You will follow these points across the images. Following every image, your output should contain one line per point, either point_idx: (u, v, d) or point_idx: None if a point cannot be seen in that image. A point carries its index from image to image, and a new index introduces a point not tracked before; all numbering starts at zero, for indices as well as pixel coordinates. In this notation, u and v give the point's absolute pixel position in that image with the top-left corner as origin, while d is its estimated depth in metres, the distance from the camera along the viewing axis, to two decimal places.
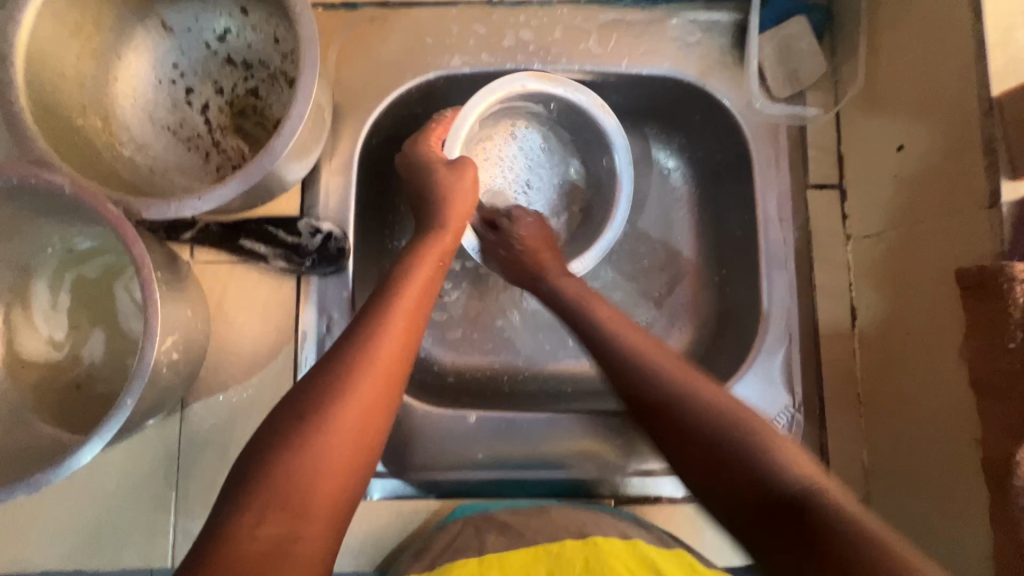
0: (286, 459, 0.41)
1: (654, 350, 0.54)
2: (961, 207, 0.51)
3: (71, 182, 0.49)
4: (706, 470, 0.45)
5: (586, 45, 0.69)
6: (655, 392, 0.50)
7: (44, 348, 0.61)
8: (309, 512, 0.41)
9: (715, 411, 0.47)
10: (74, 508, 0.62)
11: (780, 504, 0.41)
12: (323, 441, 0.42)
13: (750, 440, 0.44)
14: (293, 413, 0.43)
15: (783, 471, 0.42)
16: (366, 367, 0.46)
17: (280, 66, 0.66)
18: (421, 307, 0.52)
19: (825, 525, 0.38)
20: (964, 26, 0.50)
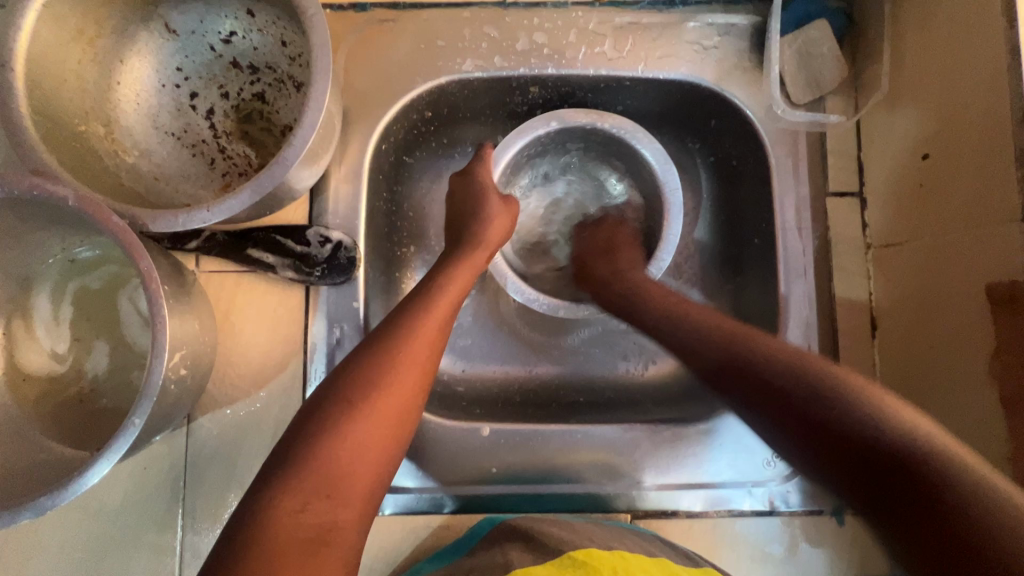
0: (329, 445, 0.43)
1: (732, 326, 0.55)
2: (991, 220, 0.50)
3: (74, 194, 0.47)
4: (802, 429, 0.46)
5: (601, 48, 0.67)
6: (751, 371, 0.50)
7: (46, 361, 0.59)
8: (346, 498, 0.43)
9: (859, 386, 0.45)
10: (77, 525, 0.60)
11: (906, 471, 0.40)
12: (362, 430, 0.45)
13: (853, 396, 0.44)
14: (339, 402, 0.45)
15: (905, 439, 0.41)
16: (403, 363, 0.48)
17: (287, 69, 0.64)
18: (454, 310, 0.54)
19: (955, 484, 0.38)
20: (997, 33, 0.48)
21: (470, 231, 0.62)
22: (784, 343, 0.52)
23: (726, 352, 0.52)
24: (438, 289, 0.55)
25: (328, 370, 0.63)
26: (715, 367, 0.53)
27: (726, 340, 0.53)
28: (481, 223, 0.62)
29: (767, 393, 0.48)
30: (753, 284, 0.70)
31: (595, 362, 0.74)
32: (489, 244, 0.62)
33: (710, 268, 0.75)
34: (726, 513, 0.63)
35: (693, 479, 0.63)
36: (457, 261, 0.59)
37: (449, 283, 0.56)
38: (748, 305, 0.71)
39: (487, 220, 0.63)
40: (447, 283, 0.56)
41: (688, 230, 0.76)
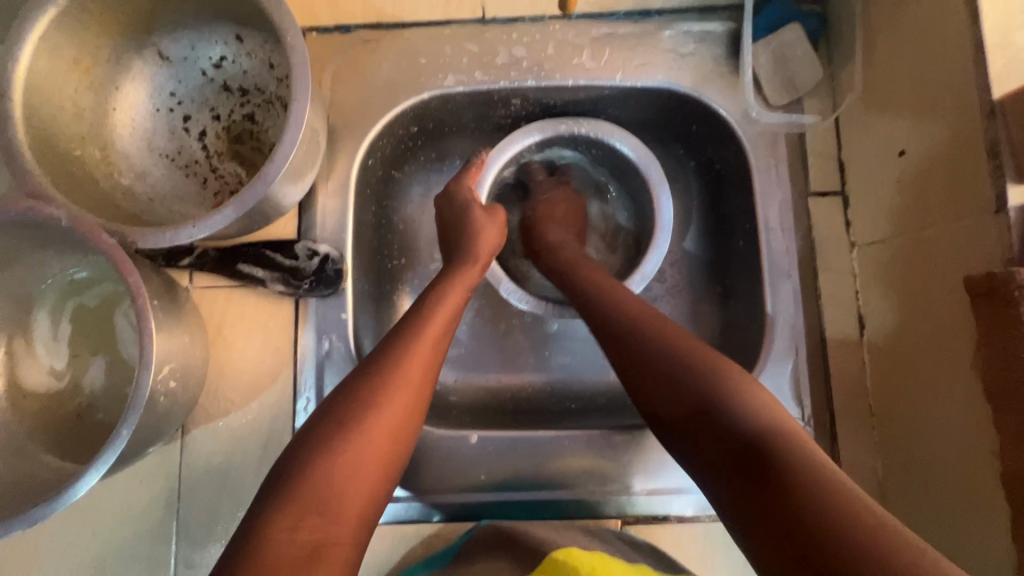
0: (326, 462, 0.44)
1: (638, 314, 0.53)
2: (967, 213, 0.49)
3: (67, 215, 0.49)
4: (690, 429, 0.45)
5: (580, 59, 0.68)
6: (635, 359, 0.50)
7: (46, 378, 0.61)
8: (342, 517, 0.43)
9: (722, 372, 0.45)
10: (74, 539, 0.61)
11: (764, 468, 0.39)
12: (358, 450, 0.45)
13: (731, 397, 0.44)
14: (332, 423, 0.46)
15: (742, 422, 0.42)
16: (396, 383, 0.49)
17: (275, 90, 0.66)
18: (446, 329, 0.55)
19: (804, 475, 0.37)
20: (962, 28, 0.49)
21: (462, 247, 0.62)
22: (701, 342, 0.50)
23: (622, 332, 0.52)
24: (431, 309, 0.55)
25: (318, 380, 0.64)
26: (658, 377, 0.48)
27: (614, 321, 0.54)
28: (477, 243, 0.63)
29: (641, 384, 0.49)
30: (740, 286, 0.70)
31: (588, 369, 0.74)
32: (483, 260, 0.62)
33: (697, 271, 0.75)
34: (718, 517, 0.62)
35: (683, 483, 0.63)
36: (451, 278, 0.59)
37: (441, 302, 0.56)
38: (735, 307, 0.71)
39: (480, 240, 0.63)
40: (438, 299, 0.56)
41: (674, 235, 0.76)
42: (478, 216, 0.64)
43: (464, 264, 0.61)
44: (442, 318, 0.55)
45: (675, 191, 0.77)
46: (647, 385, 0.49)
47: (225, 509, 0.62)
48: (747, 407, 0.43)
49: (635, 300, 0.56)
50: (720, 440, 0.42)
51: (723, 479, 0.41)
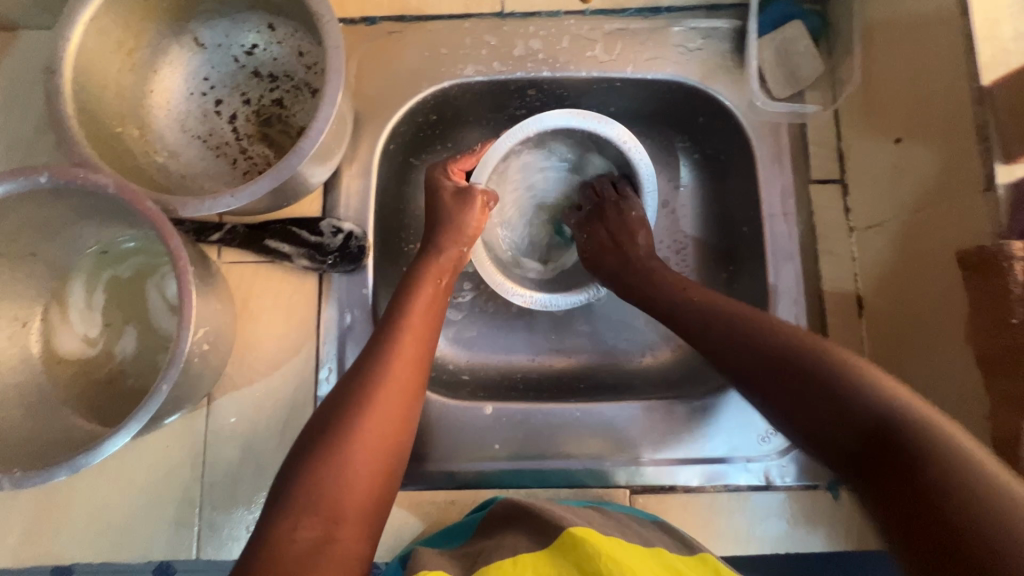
0: (324, 468, 0.46)
1: (758, 321, 0.54)
2: (959, 192, 0.53)
3: (113, 183, 0.52)
4: (813, 412, 0.46)
5: (593, 52, 0.72)
6: (760, 354, 0.52)
7: (80, 345, 0.64)
8: (342, 513, 0.45)
9: (850, 360, 0.46)
10: (101, 502, 0.63)
11: (897, 451, 0.39)
12: (353, 454, 0.47)
13: (867, 385, 0.43)
14: (317, 432, 0.48)
15: (881, 400, 0.42)
16: (378, 389, 0.51)
17: (303, 77, 0.69)
18: (424, 335, 0.57)
19: (944, 458, 0.36)
20: (953, 22, 0.53)
21: (438, 240, 0.65)
22: (799, 329, 0.52)
23: (733, 341, 0.54)
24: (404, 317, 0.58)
25: (339, 352, 0.67)
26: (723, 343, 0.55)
27: (742, 320, 0.55)
28: (453, 241, 0.65)
29: (765, 381, 0.50)
30: (744, 270, 0.73)
31: (598, 347, 0.77)
32: (455, 257, 0.65)
33: (703, 256, 0.78)
34: (723, 487, 0.64)
35: (689, 455, 0.65)
36: (427, 279, 0.62)
37: (414, 308, 0.59)
38: (739, 290, 0.74)
39: (457, 238, 0.65)
40: (414, 303, 0.59)
41: (681, 223, 0.79)
42: (447, 205, 0.66)
43: (433, 262, 0.63)
44: (418, 323, 0.57)
45: (682, 180, 0.80)
46: (752, 383, 0.52)
47: (248, 475, 0.64)
48: (881, 396, 0.42)
49: (748, 310, 0.57)
50: (858, 428, 0.42)
51: (848, 457, 0.43)
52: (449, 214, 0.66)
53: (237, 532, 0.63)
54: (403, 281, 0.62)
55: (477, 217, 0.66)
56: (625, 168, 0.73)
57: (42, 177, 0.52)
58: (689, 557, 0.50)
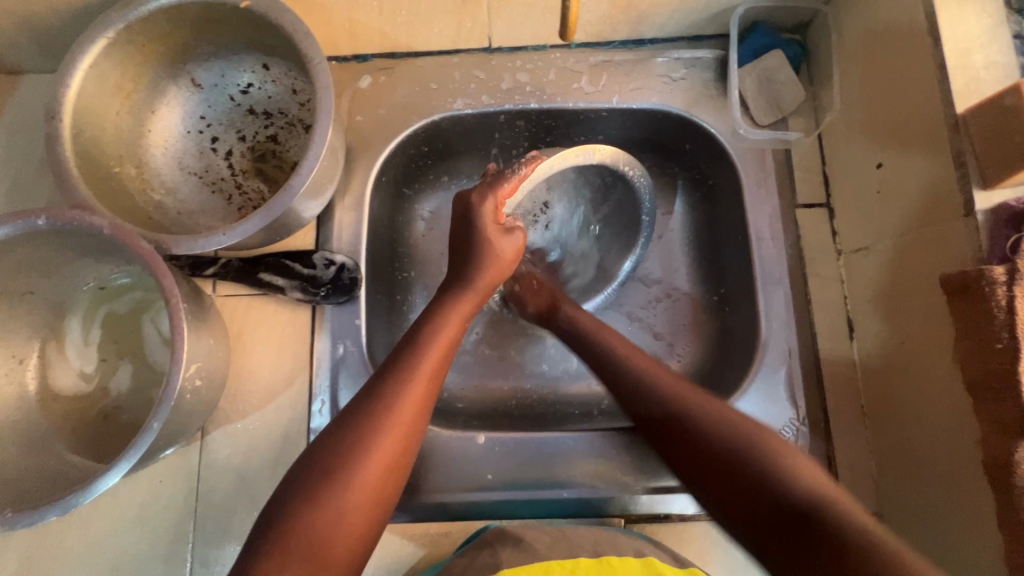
0: (316, 511, 0.45)
1: (666, 375, 0.57)
2: (940, 217, 0.53)
3: (109, 223, 0.54)
4: (711, 476, 0.48)
5: (579, 84, 0.74)
6: (676, 402, 0.54)
7: (75, 380, 0.64)
8: (329, 566, 0.44)
9: (778, 446, 0.48)
10: (95, 538, 0.63)
11: (813, 529, 0.41)
12: (349, 501, 0.46)
13: (764, 455, 0.47)
14: (315, 477, 0.46)
15: (795, 485, 0.44)
16: (384, 431, 0.49)
17: (297, 113, 0.71)
18: (440, 369, 0.54)
19: (842, 530, 0.40)
20: (926, 52, 0.54)
21: (467, 273, 0.60)
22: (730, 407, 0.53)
23: (664, 394, 0.55)
24: (423, 349, 0.54)
25: (332, 384, 0.67)
26: (660, 414, 0.54)
27: (658, 387, 0.56)
28: (477, 273, 0.60)
29: (691, 450, 0.51)
30: (734, 293, 0.74)
31: (589, 374, 0.77)
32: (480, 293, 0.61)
33: (695, 280, 0.79)
34: None
35: None
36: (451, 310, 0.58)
37: (435, 340, 0.55)
38: (731, 314, 0.74)
39: (482, 269, 0.61)
40: (436, 337, 0.55)
41: (670, 248, 0.80)
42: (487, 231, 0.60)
43: (461, 299, 0.59)
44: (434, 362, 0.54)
45: (672, 207, 0.81)
46: (675, 457, 0.52)
47: (242, 510, 0.64)
48: (797, 475, 0.45)
49: (651, 363, 0.59)
50: (770, 505, 0.44)
51: (772, 537, 0.44)
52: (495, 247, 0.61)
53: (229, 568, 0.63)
54: (425, 311, 0.58)
55: (510, 250, 0.61)
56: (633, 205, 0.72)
57: (40, 220, 0.53)
58: (679, 568, 0.53)
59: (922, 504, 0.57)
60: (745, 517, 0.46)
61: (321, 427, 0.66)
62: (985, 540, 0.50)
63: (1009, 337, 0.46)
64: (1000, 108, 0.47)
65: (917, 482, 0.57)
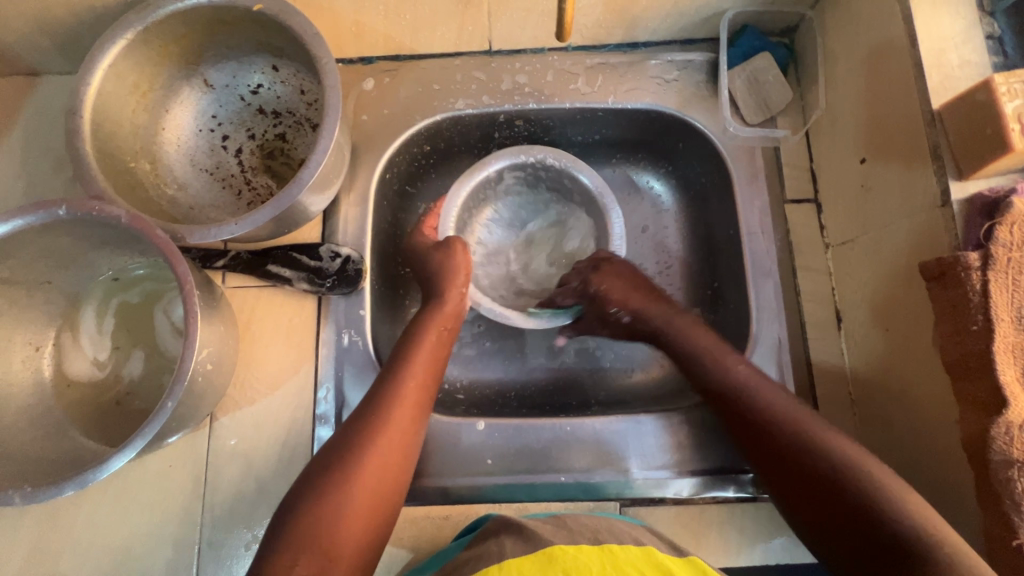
0: (327, 508, 0.49)
1: (762, 384, 0.60)
2: (919, 208, 0.56)
3: (126, 213, 0.56)
4: (804, 491, 0.53)
5: (575, 85, 0.77)
6: (789, 418, 0.56)
7: (89, 368, 0.67)
8: (338, 553, 0.48)
9: (877, 474, 0.50)
10: (105, 521, 0.65)
11: (903, 552, 0.45)
12: (354, 496, 0.50)
13: (863, 480, 0.50)
14: (320, 470, 0.51)
15: (895, 512, 0.47)
16: (381, 430, 0.54)
17: (305, 113, 0.74)
18: (430, 377, 0.60)
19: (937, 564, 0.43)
20: (904, 52, 0.57)
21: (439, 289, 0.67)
22: (836, 429, 0.55)
23: (766, 407, 0.58)
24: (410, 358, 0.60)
25: (336, 372, 0.69)
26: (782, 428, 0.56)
27: (764, 397, 0.59)
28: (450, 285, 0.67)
29: (786, 467, 0.54)
30: (727, 286, 0.76)
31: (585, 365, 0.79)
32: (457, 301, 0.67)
33: (689, 274, 0.81)
34: (712, 499, 0.66)
35: (678, 467, 0.67)
36: (432, 318, 0.65)
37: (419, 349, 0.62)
38: (723, 306, 0.76)
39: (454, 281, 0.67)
40: (421, 345, 0.62)
41: (664, 243, 0.83)
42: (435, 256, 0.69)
43: (440, 310, 0.66)
44: (423, 367, 0.60)
45: (667, 204, 0.83)
46: (761, 459, 0.57)
47: (248, 495, 0.66)
48: (901, 504, 0.48)
49: (756, 376, 0.61)
50: (864, 526, 0.48)
51: (854, 554, 0.48)
52: (435, 263, 0.68)
53: (236, 551, 0.64)
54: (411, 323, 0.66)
55: (461, 260, 0.68)
56: (581, 196, 0.78)
57: (61, 210, 0.56)
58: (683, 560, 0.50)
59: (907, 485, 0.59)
60: (830, 519, 0.50)
61: (326, 414, 0.68)
62: (966, 517, 0.52)
63: (983, 319, 0.48)
64: (972, 103, 0.49)
65: (903, 464, 0.59)
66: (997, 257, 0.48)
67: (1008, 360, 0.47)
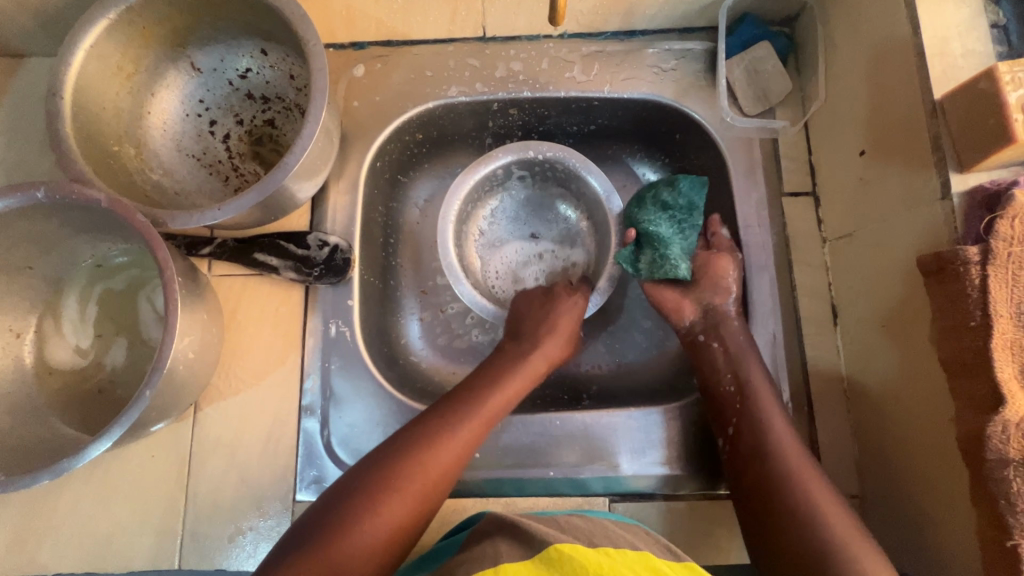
0: (345, 537, 0.51)
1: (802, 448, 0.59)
2: (918, 201, 0.55)
3: (106, 197, 0.55)
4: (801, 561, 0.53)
5: (571, 73, 0.75)
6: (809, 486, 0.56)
7: (71, 355, 0.65)
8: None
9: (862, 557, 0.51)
10: (87, 511, 0.64)
11: None
12: (376, 528, 0.52)
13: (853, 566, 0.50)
14: (351, 497, 0.53)
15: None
16: (422, 471, 0.56)
17: (294, 98, 0.73)
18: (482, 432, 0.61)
19: None
20: (906, 40, 0.55)
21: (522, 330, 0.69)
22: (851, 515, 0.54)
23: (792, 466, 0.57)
24: (471, 407, 0.61)
25: (324, 362, 0.68)
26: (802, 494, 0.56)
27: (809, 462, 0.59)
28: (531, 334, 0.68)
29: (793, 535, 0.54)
30: None
31: (578, 358, 0.78)
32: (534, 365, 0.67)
33: None
34: (702, 495, 0.65)
35: (668, 463, 0.66)
36: (497, 368, 0.66)
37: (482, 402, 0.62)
38: None
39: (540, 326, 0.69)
40: (485, 400, 0.62)
41: None
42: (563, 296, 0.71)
43: (507, 364, 0.66)
44: (479, 426, 0.61)
45: None
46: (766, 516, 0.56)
47: (233, 487, 0.65)
48: None
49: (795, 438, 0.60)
50: None
51: None
52: (556, 304, 0.70)
53: (219, 542, 0.63)
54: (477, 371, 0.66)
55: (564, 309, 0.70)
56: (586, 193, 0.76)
57: (39, 193, 0.55)
58: (676, 563, 0.51)
59: (899, 483, 0.58)
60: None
61: (313, 405, 0.67)
62: (959, 517, 0.51)
63: (982, 315, 0.47)
64: (975, 93, 0.48)
65: (897, 461, 0.58)
66: (997, 252, 0.46)
67: (1007, 358, 0.46)
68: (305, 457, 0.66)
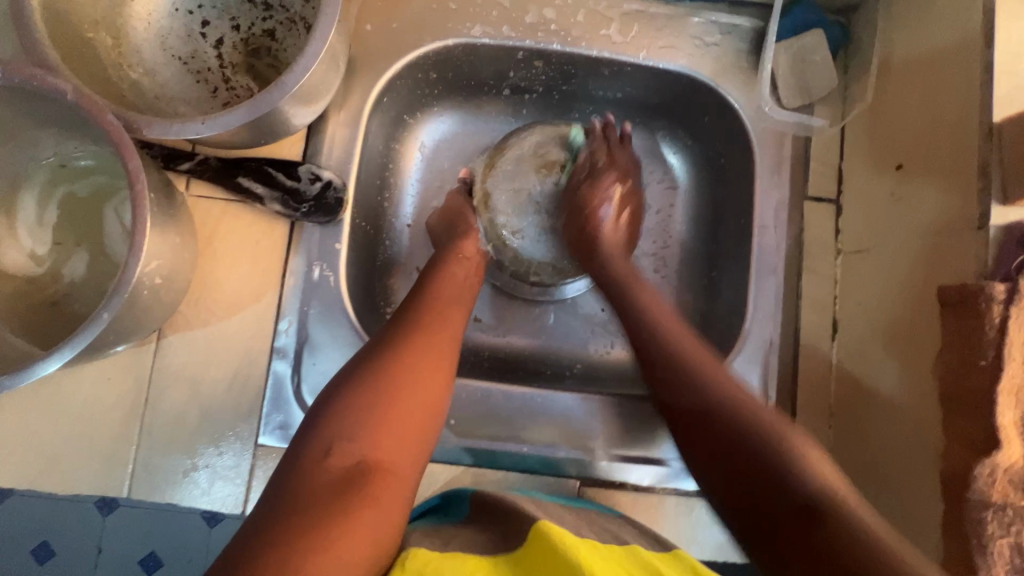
0: (357, 414, 0.47)
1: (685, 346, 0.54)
2: (951, 226, 0.52)
3: (73, 90, 0.48)
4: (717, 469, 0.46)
5: (607, 31, 0.69)
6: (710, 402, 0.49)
7: (25, 261, 0.60)
8: (383, 440, 0.47)
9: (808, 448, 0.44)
10: (32, 427, 0.60)
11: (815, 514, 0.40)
12: (402, 394, 0.49)
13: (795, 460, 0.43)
14: (357, 365, 0.51)
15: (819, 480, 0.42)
16: (426, 336, 0.54)
17: (299, 10, 0.65)
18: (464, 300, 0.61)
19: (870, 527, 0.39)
20: (976, 52, 0.51)
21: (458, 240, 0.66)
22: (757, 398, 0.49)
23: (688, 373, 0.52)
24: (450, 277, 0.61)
25: (302, 305, 0.64)
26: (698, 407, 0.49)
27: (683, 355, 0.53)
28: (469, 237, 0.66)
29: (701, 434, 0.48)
30: (725, 277, 0.73)
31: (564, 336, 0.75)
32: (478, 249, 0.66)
33: (689, 258, 0.77)
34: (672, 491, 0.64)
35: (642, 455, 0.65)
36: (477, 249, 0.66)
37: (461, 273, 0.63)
38: (719, 297, 0.73)
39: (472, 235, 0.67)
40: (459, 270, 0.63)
41: (670, 222, 0.78)
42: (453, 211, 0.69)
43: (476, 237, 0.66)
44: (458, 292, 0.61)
45: (679, 179, 0.78)
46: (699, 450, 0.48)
47: (192, 420, 0.62)
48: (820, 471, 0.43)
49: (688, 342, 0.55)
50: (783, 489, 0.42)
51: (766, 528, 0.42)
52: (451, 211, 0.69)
53: (173, 475, 0.61)
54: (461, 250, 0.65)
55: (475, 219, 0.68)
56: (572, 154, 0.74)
57: None
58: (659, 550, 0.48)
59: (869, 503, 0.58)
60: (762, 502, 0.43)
61: (286, 348, 0.63)
62: (923, 546, 0.51)
63: (994, 355, 0.45)
64: None
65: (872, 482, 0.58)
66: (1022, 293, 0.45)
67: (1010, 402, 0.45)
68: (272, 400, 0.63)
